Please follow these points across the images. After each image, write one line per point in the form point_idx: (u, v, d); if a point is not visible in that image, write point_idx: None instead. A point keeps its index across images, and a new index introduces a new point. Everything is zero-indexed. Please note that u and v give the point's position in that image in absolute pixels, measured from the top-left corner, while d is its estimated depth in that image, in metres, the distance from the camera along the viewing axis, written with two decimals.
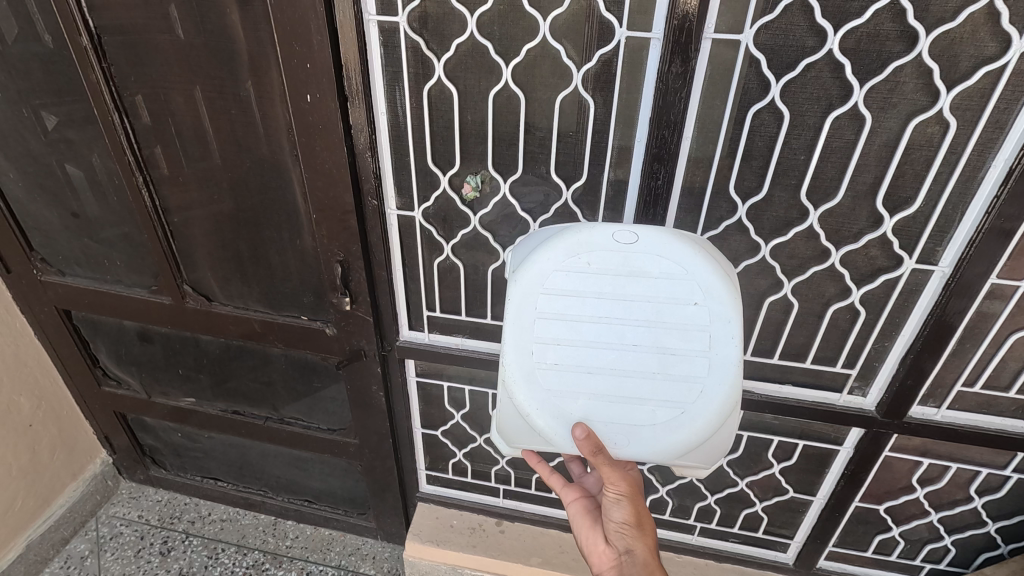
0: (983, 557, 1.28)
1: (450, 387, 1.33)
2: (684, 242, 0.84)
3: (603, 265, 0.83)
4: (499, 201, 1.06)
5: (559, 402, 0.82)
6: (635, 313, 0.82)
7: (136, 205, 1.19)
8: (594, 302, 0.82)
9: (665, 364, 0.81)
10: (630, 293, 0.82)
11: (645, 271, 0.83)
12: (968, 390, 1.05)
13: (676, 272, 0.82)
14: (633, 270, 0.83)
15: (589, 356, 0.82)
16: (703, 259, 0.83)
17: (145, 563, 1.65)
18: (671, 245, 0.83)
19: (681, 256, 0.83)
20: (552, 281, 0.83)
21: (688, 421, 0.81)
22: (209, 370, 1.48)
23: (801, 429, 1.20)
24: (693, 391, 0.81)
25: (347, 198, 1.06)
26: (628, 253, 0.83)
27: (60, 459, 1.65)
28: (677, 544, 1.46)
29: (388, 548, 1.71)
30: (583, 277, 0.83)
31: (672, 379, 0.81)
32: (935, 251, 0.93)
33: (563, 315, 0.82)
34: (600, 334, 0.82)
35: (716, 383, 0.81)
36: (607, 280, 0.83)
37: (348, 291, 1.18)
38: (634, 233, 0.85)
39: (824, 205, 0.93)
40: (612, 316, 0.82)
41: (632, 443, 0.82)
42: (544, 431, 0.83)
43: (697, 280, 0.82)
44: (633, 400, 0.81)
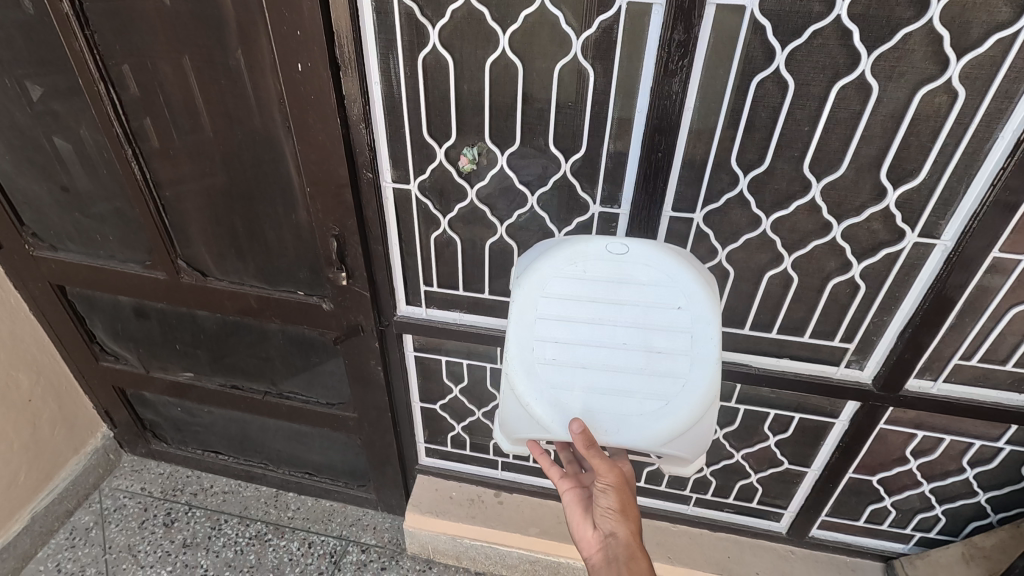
0: (973, 526, 1.30)
1: (449, 361, 1.34)
2: (669, 252, 0.85)
3: (595, 272, 0.85)
4: (496, 174, 1.04)
5: (553, 396, 0.82)
6: (624, 315, 0.83)
7: (127, 178, 1.17)
8: (588, 307, 0.83)
9: (652, 364, 0.81)
10: (620, 296, 0.84)
11: (634, 280, 0.84)
12: (965, 363, 1.06)
13: (662, 278, 0.84)
14: (623, 276, 0.84)
15: (581, 355, 0.82)
16: (687, 267, 0.84)
17: (150, 534, 1.68)
18: (657, 253, 0.85)
19: (666, 265, 0.84)
20: (548, 286, 0.84)
21: (673, 413, 0.81)
22: (206, 345, 1.47)
23: (798, 401, 1.21)
24: (677, 386, 0.81)
25: (341, 171, 1.04)
26: (619, 261, 0.85)
27: (60, 434, 1.66)
28: (673, 514, 1.49)
29: (389, 519, 1.73)
30: (576, 284, 0.84)
31: (660, 377, 0.81)
32: (938, 224, 0.92)
33: (558, 318, 0.83)
34: (591, 334, 0.83)
35: (698, 377, 0.81)
36: (599, 288, 0.84)
37: (344, 266, 1.17)
38: (623, 243, 0.86)
39: (827, 177, 0.92)
40: (602, 318, 0.83)
41: (620, 437, 0.81)
42: (542, 422, 0.83)
43: (682, 285, 0.83)
44: (622, 395, 0.82)
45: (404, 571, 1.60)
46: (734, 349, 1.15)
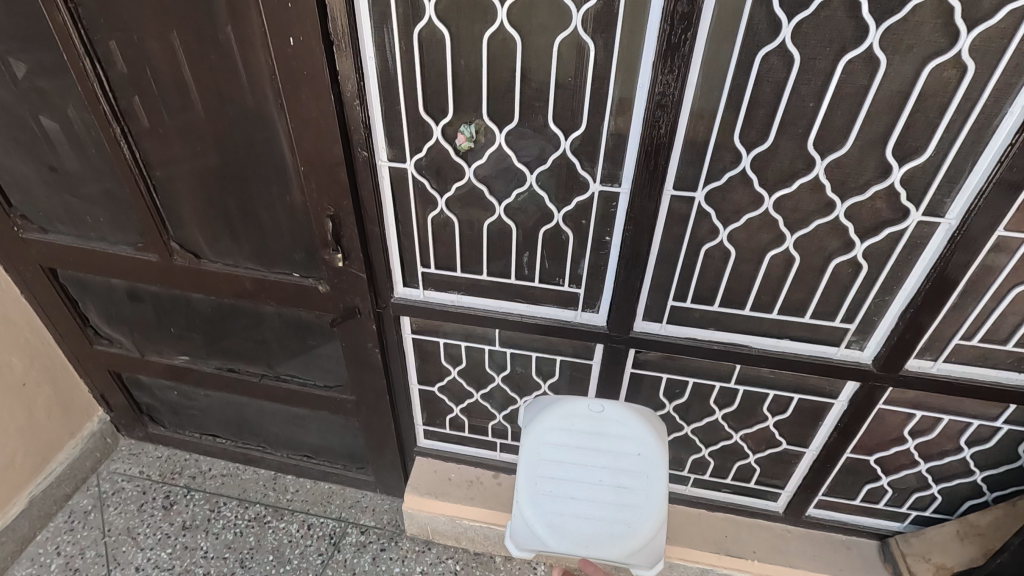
0: (968, 504, 1.31)
1: (447, 343, 1.33)
2: (635, 414, 1.18)
3: (579, 424, 1.18)
4: (494, 152, 1.01)
5: (548, 518, 1.10)
6: (599, 466, 1.14)
7: (116, 157, 1.15)
8: (574, 458, 1.15)
9: (619, 482, 1.12)
10: (602, 445, 1.16)
11: (608, 441, 1.17)
12: (966, 343, 1.05)
13: (626, 424, 1.17)
14: (603, 431, 1.17)
15: (561, 506, 1.11)
16: (645, 422, 1.17)
17: (149, 516, 1.68)
18: (628, 417, 1.18)
19: (630, 417, 1.18)
20: (547, 433, 1.18)
21: (632, 535, 1.08)
22: (201, 329, 1.46)
23: (797, 382, 1.21)
24: (631, 516, 1.09)
25: (335, 149, 1.02)
26: (598, 417, 1.18)
27: (56, 418, 1.65)
28: (671, 494, 1.49)
29: (387, 500, 1.73)
30: (568, 427, 1.18)
31: (622, 508, 1.10)
32: (943, 203, 0.91)
33: (553, 452, 1.16)
34: (576, 478, 1.13)
35: (647, 505, 1.10)
36: (584, 431, 1.18)
37: (340, 247, 1.15)
38: (601, 405, 1.20)
39: (831, 155, 0.90)
40: (585, 464, 1.15)
41: (597, 534, 1.08)
42: (539, 535, 1.09)
43: (641, 436, 1.16)
44: (596, 517, 1.10)
45: (403, 552, 1.61)
46: (735, 330, 1.14)
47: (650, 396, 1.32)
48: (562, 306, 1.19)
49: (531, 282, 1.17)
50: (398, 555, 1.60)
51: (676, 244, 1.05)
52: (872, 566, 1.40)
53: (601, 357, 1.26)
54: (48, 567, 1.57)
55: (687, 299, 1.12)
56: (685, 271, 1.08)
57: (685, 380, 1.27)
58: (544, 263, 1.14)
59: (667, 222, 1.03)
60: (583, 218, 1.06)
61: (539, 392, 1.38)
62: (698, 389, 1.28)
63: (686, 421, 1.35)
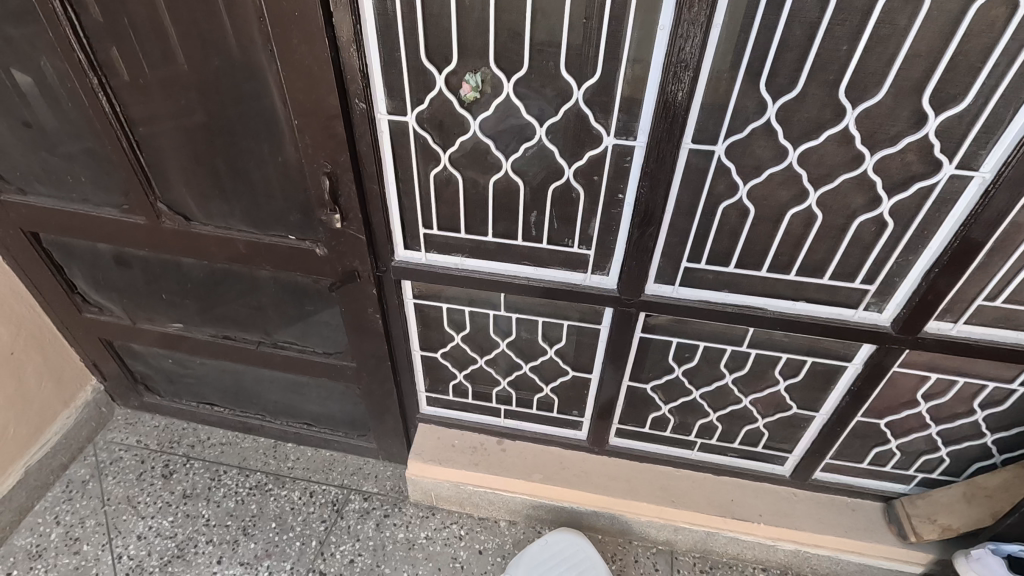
0: (976, 467, 1.31)
1: (450, 308, 1.29)
2: (559, 533, 1.45)
3: (535, 557, 1.41)
4: (502, 103, 0.95)
5: None
6: (560, 568, 1.39)
7: (95, 111, 1.07)
8: None
9: (568, 556, 1.41)
10: (554, 562, 1.40)
11: (555, 550, 1.42)
12: (989, 304, 1.02)
13: (560, 541, 1.44)
14: (551, 556, 1.42)
15: None
16: (568, 530, 1.46)
17: (149, 485, 1.66)
18: (557, 534, 1.45)
19: (558, 534, 1.45)
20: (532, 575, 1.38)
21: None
22: (194, 295, 1.40)
23: (811, 345, 1.18)
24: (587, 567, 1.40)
25: (332, 101, 0.95)
26: (542, 545, 1.43)
27: (48, 387, 1.61)
28: (677, 459, 1.48)
29: (390, 467, 1.72)
30: (534, 563, 1.40)
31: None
32: (978, 155, 0.86)
33: None
34: None
35: None
36: (541, 556, 1.41)
37: (338, 207, 1.09)
38: (543, 540, 1.44)
39: (864, 104, 0.84)
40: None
41: None
42: None
43: (570, 539, 1.44)
44: None
45: (407, 518, 1.60)
46: (749, 293, 1.10)
47: (658, 360, 1.29)
48: (570, 269, 1.14)
49: (539, 243, 1.12)
50: (402, 521, 1.59)
51: (692, 201, 1.00)
52: (876, 527, 1.40)
53: (610, 321, 1.22)
54: (48, 536, 1.55)
55: (701, 261, 1.07)
56: (700, 231, 1.03)
57: (695, 344, 1.24)
58: (552, 223, 1.08)
59: (684, 178, 0.97)
60: (595, 174, 1.01)
61: (544, 357, 1.35)
62: (708, 353, 1.25)
63: (694, 386, 1.32)
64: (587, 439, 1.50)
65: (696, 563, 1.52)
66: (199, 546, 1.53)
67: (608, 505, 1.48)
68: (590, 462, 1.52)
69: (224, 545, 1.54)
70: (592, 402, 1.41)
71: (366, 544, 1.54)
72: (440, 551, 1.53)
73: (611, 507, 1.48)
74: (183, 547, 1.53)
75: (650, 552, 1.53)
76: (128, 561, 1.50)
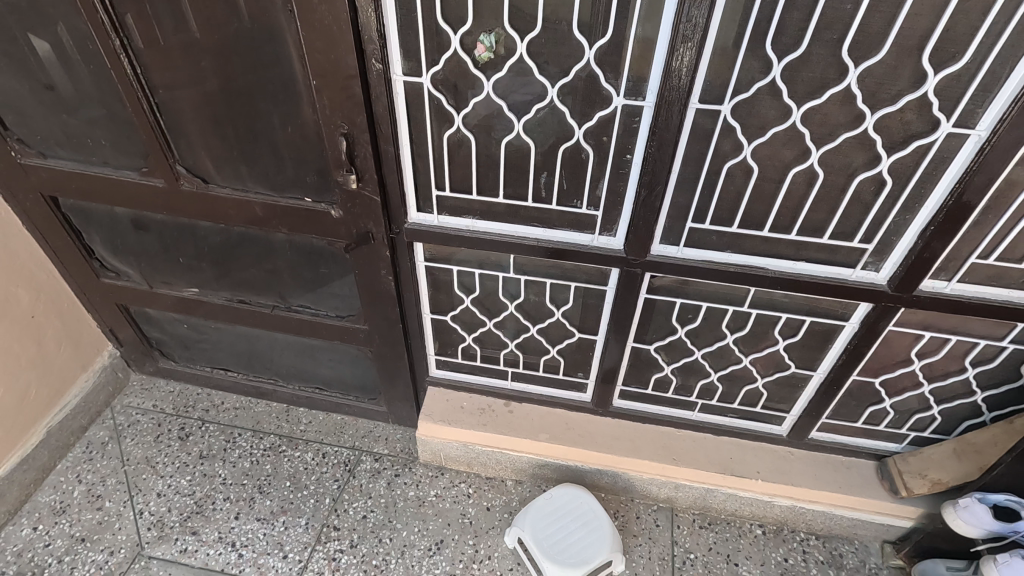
0: (966, 425, 1.36)
1: (460, 271, 1.33)
2: (562, 487, 1.52)
3: (540, 510, 1.48)
4: (515, 63, 0.98)
5: (556, 543, 1.41)
6: (564, 518, 1.46)
7: (116, 72, 1.09)
8: (560, 535, 1.43)
9: (571, 507, 1.48)
10: (558, 514, 1.47)
11: (558, 503, 1.49)
12: (982, 262, 1.06)
13: (563, 495, 1.50)
14: (555, 508, 1.48)
15: (564, 545, 1.41)
16: (569, 485, 1.52)
17: (166, 446, 1.71)
18: (559, 489, 1.52)
19: (561, 489, 1.52)
20: (538, 527, 1.45)
21: (597, 525, 1.45)
22: (210, 258, 1.44)
23: (810, 305, 1.22)
24: (589, 516, 1.46)
25: (349, 61, 0.98)
26: (547, 499, 1.50)
27: (67, 351, 1.65)
28: (678, 420, 1.53)
29: (399, 430, 1.77)
30: (539, 516, 1.47)
31: (591, 529, 1.44)
32: (975, 113, 0.89)
33: (541, 532, 1.43)
34: (568, 540, 1.42)
35: (602, 535, 1.43)
36: (545, 510, 1.48)
37: (354, 168, 1.13)
38: (548, 495, 1.51)
39: (866, 63, 0.87)
40: (560, 527, 1.44)
41: (587, 538, 1.42)
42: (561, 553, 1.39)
43: (572, 492, 1.51)
44: (579, 531, 1.43)
45: (417, 477, 1.66)
46: (752, 253, 1.14)
47: (662, 322, 1.33)
48: (578, 230, 1.18)
49: (548, 204, 1.15)
50: (412, 480, 1.65)
51: (698, 161, 1.03)
52: (869, 484, 1.46)
53: (616, 282, 1.26)
54: (71, 494, 1.60)
55: (706, 221, 1.11)
56: (705, 191, 1.07)
57: (698, 305, 1.28)
58: (562, 184, 1.12)
59: (690, 138, 1.01)
60: (604, 135, 1.04)
61: (551, 320, 1.39)
62: (711, 313, 1.29)
63: (696, 346, 1.36)
64: (591, 401, 1.55)
65: (696, 519, 1.58)
66: (217, 502, 1.59)
67: (611, 463, 1.54)
68: (594, 423, 1.58)
69: (241, 502, 1.59)
70: (597, 363, 1.46)
71: (378, 501, 1.60)
72: (449, 508, 1.59)
73: (614, 465, 1.54)
74: (201, 504, 1.59)
75: (652, 509, 1.59)
76: (150, 516, 1.56)
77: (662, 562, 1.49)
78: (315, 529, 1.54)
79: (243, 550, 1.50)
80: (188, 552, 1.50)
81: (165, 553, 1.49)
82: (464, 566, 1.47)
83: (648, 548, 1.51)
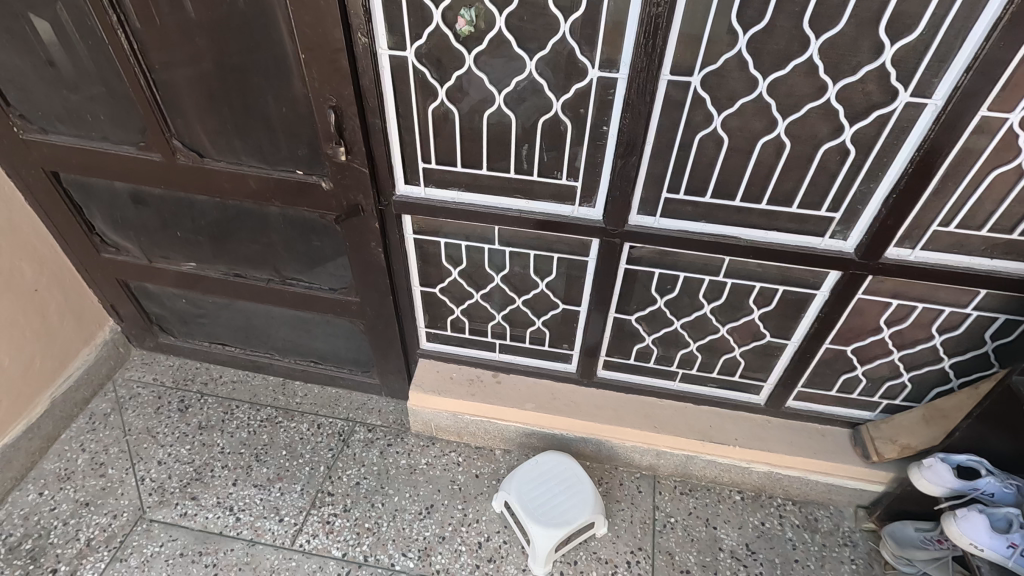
0: (935, 392, 1.41)
1: (447, 243, 1.37)
2: (549, 454, 1.58)
3: (527, 474, 1.54)
4: (494, 37, 1.02)
5: (540, 504, 1.47)
6: (549, 483, 1.52)
7: (114, 47, 1.14)
8: (545, 497, 1.48)
9: (557, 472, 1.54)
10: (544, 478, 1.53)
11: (544, 469, 1.55)
12: (944, 229, 1.10)
13: (550, 462, 1.56)
14: (542, 473, 1.54)
15: (548, 506, 1.46)
16: (556, 452, 1.58)
17: (167, 418, 1.77)
18: (547, 456, 1.58)
19: (548, 456, 1.57)
20: (524, 490, 1.50)
21: (580, 489, 1.50)
22: (207, 232, 1.49)
23: (783, 274, 1.27)
24: (573, 481, 1.52)
25: (336, 34, 1.03)
26: (534, 465, 1.56)
27: (69, 324, 1.71)
28: (659, 389, 1.59)
29: (392, 403, 1.83)
30: (526, 480, 1.53)
31: (575, 492, 1.50)
32: (931, 84, 0.94)
33: (527, 495, 1.49)
34: (551, 502, 1.47)
35: (585, 498, 1.49)
36: (532, 474, 1.54)
37: (343, 141, 1.17)
38: (535, 461, 1.57)
39: (826, 34, 0.91)
40: (545, 490, 1.50)
41: (570, 500, 1.48)
42: (544, 514, 1.45)
43: (558, 459, 1.56)
44: (563, 494, 1.49)
45: (409, 446, 1.71)
46: (725, 223, 1.19)
47: (643, 292, 1.38)
48: (559, 201, 1.23)
49: (530, 176, 1.20)
50: (404, 449, 1.71)
51: (671, 132, 1.08)
52: (843, 450, 1.51)
53: (597, 253, 1.30)
54: (75, 461, 1.66)
55: (680, 191, 1.16)
56: (679, 161, 1.11)
57: (676, 275, 1.33)
58: (542, 156, 1.16)
59: (663, 109, 1.05)
60: (581, 107, 1.08)
61: (536, 291, 1.44)
62: (688, 284, 1.34)
63: (676, 316, 1.41)
64: (576, 372, 1.60)
65: (677, 485, 1.63)
66: (215, 470, 1.65)
67: (595, 431, 1.59)
68: (579, 393, 1.63)
69: (239, 470, 1.65)
70: (581, 334, 1.51)
71: (371, 469, 1.66)
72: (440, 475, 1.65)
73: (598, 434, 1.59)
74: (200, 471, 1.65)
75: (635, 476, 1.65)
76: (151, 483, 1.62)
77: (643, 526, 1.55)
78: (310, 494, 1.60)
79: (240, 514, 1.56)
80: (188, 516, 1.56)
81: (166, 517, 1.55)
82: (453, 529, 1.53)
83: (630, 512, 1.57)
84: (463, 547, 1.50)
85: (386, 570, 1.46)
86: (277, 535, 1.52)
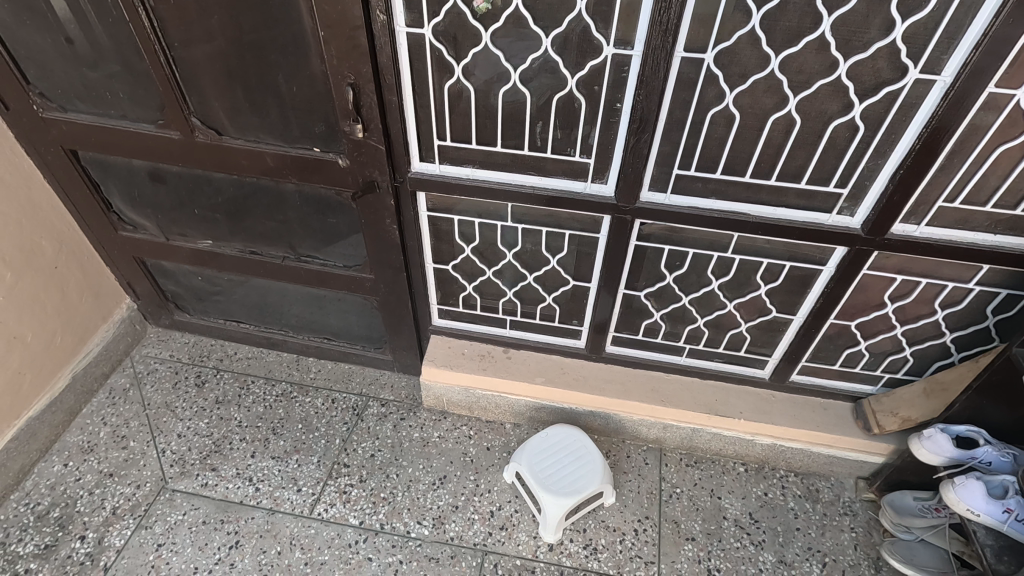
0: (937, 365, 1.45)
1: (461, 220, 1.40)
2: (559, 427, 1.62)
3: (537, 445, 1.58)
4: (511, 14, 1.04)
5: (551, 474, 1.52)
6: (559, 454, 1.56)
7: (135, 25, 1.15)
8: (554, 468, 1.53)
9: (567, 444, 1.58)
10: (555, 449, 1.57)
11: (554, 441, 1.59)
12: (949, 206, 1.13)
13: (560, 434, 1.60)
14: (552, 445, 1.58)
15: (558, 476, 1.51)
16: (566, 426, 1.62)
17: (185, 392, 1.82)
18: (557, 428, 1.62)
19: (558, 429, 1.62)
20: (535, 461, 1.55)
21: (588, 460, 1.55)
22: (224, 209, 1.51)
23: (790, 250, 1.30)
24: (582, 452, 1.56)
25: (355, 11, 1.04)
26: (544, 437, 1.60)
27: (88, 300, 1.74)
28: (667, 364, 1.62)
29: (404, 378, 1.87)
30: (536, 450, 1.57)
31: (584, 463, 1.54)
32: (940, 61, 0.96)
33: (538, 465, 1.54)
34: (561, 472, 1.52)
35: (593, 469, 1.53)
36: (542, 446, 1.58)
37: (360, 118, 1.19)
38: (545, 433, 1.61)
39: (839, 11, 0.93)
40: (555, 461, 1.55)
41: (580, 470, 1.53)
42: (554, 484, 1.50)
43: (568, 432, 1.61)
44: (572, 464, 1.54)
45: (422, 420, 1.76)
46: (735, 200, 1.21)
47: (652, 269, 1.41)
48: (572, 178, 1.25)
49: (543, 153, 1.22)
50: (417, 423, 1.75)
51: (683, 110, 1.10)
52: (845, 423, 1.56)
53: (608, 229, 1.33)
54: (97, 434, 1.71)
55: (691, 168, 1.18)
56: (690, 139, 1.14)
57: (684, 252, 1.36)
58: (556, 133, 1.18)
59: (676, 86, 1.07)
60: (595, 84, 1.10)
61: (547, 268, 1.47)
62: (697, 260, 1.37)
63: (684, 292, 1.45)
64: (586, 347, 1.64)
65: (682, 457, 1.68)
66: (234, 442, 1.70)
67: (603, 405, 1.64)
68: (588, 368, 1.67)
69: (257, 442, 1.70)
70: (590, 310, 1.54)
71: (385, 442, 1.70)
72: (452, 447, 1.70)
73: (606, 407, 1.64)
74: (219, 443, 1.70)
75: (641, 449, 1.70)
76: (171, 454, 1.67)
77: (650, 496, 1.60)
78: (327, 465, 1.65)
79: (259, 485, 1.61)
80: (209, 486, 1.61)
81: (187, 487, 1.60)
82: (466, 498, 1.59)
83: (638, 483, 1.62)
84: (475, 515, 1.55)
85: (401, 537, 1.51)
86: (296, 504, 1.57)
